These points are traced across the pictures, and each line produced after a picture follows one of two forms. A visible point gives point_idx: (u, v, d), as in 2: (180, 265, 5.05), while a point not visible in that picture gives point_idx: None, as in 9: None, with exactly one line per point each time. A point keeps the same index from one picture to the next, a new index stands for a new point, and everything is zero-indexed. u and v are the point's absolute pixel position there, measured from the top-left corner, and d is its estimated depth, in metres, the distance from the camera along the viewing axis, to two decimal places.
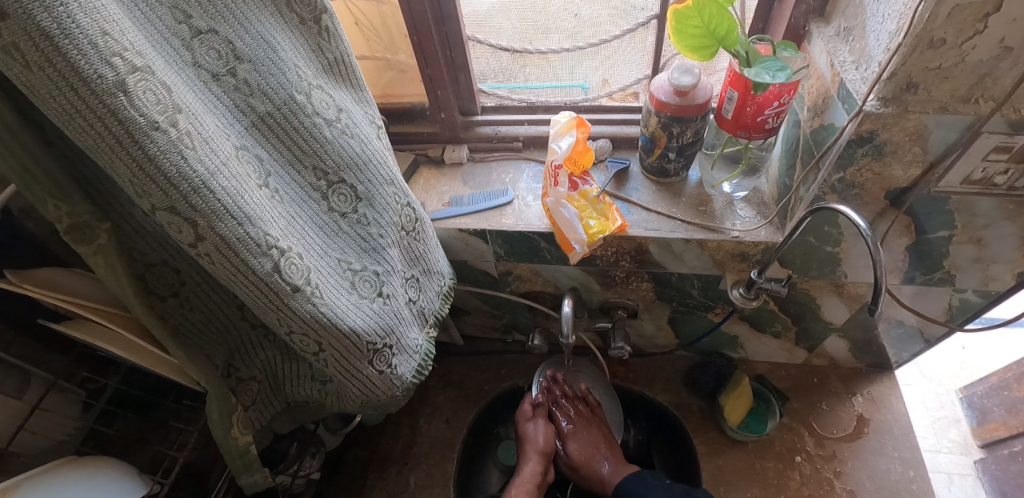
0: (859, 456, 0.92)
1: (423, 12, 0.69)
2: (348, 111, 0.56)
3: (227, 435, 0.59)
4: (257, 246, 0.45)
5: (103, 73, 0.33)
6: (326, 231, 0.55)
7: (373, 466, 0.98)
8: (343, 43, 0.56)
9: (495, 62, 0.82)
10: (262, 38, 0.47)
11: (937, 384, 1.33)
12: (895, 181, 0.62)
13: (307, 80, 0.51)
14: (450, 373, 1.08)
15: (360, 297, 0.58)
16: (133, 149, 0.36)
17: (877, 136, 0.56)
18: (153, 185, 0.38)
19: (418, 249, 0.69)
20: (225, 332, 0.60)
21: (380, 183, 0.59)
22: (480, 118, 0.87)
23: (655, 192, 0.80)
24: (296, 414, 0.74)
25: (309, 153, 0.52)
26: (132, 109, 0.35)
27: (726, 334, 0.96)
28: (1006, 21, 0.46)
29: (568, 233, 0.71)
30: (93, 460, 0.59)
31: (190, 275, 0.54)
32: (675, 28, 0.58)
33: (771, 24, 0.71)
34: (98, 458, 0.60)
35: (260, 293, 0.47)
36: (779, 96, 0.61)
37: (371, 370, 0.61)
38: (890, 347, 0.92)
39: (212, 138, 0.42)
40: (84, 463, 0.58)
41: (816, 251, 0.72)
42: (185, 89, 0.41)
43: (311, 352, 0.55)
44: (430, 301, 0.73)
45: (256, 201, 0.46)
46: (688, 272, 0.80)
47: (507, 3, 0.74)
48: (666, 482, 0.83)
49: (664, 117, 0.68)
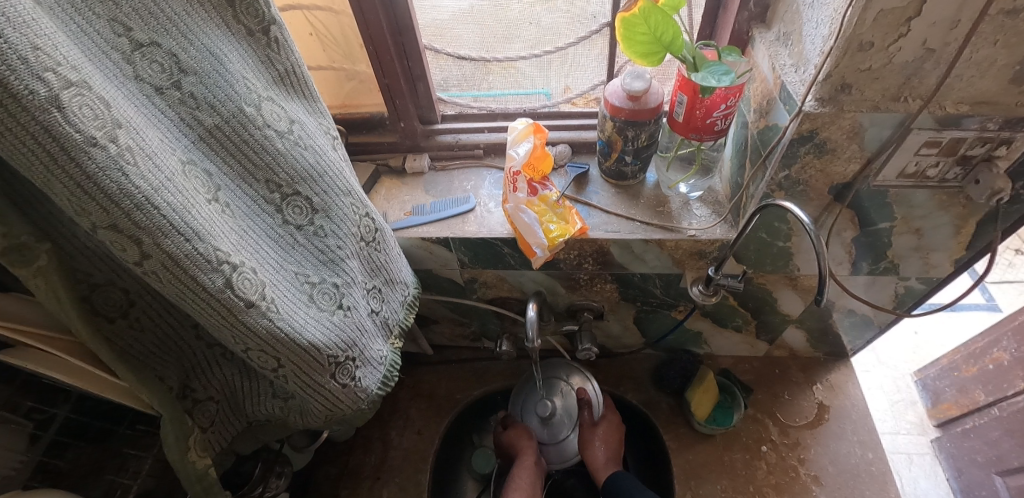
0: (821, 442, 0.95)
1: (379, 23, 0.69)
2: (301, 122, 0.55)
3: (184, 460, 0.57)
4: (207, 262, 0.44)
5: (35, 89, 0.32)
6: (282, 245, 0.54)
7: (344, 482, 0.96)
8: (295, 54, 0.55)
9: (454, 70, 0.82)
10: (208, 51, 0.46)
11: (893, 369, 1.40)
12: (837, 177, 0.65)
13: (257, 92, 0.51)
14: (421, 383, 1.07)
15: (319, 310, 0.57)
16: (69, 167, 0.35)
17: (818, 135, 0.59)
18: (93, 203, 0.37)
19: (379, 259, 0.68)
20: (179, 352, 0.58)
21: (337, 194, 0.59)
22: (441, 126, 0.87)
23: (614, 195, 0.82)
24: (257, 433, 0.71)
25: (261, 166, 0.51)
26: (67, 126, 0.34)
27: (690, 330, 0.98)
28: (926, 24, 0.49)
29: (529, 237, 0.72)
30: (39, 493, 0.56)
31: (139, 295, 0.52)
32: (624, 35, 0.60)
33: (717, 30, 0.73)
34: (45, 491, 0.57)
35: (211, 311, 0.46)
36: (726, 98, 0.63)
37: (334, 384, 0.60)
38: (845, 335, 0.96)
39: (156, 153, 0.41)
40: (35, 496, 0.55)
41: (769, 246, 0.75)
42: (125, 104, 0.40)
43: (269, 368, 0.54)
44: (394, 311, 0.73)
45: (205, 216, 0.45)
46: (649, 272, 0.82)
47: (467, 11, 0.75)
48: None
49: (619, 121, 0.70)
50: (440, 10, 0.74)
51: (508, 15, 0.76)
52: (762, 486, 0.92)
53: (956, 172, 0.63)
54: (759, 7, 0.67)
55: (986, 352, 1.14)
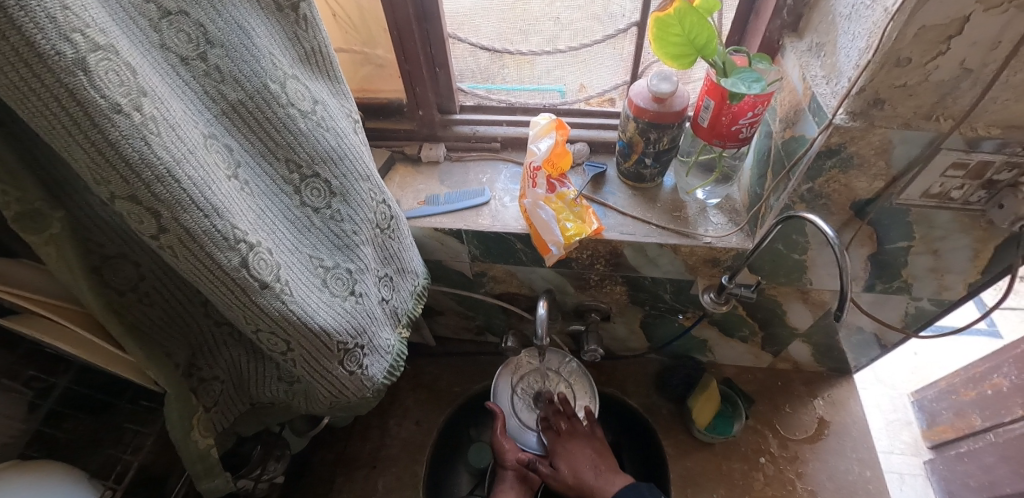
0: (820, 457, 0.95)
1: (405, 8, 0.67)
2: (324, 103, 0.54)
3: (187, 439, 0.56)
4: (224, 239, 0.43)
5: (61, 49, 0.31)
6: (298, 227, 0.53)
7: (340, 469, 0.95)
8: (321, 33, 0.54)
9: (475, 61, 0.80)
10: (236, 24, 0.45)
11: (891, 387, 1.41)
12: (861, 193, 0.64)
13: (283, 69, 0.49)
14: (422, 374, 1.06)
15: (331, 295, 0.56)
16: (92, 132, 0.34)
17: (845, 149, 0.58)
18: (113, 171, 0.36)
19: (393, 248, 0.67)
20: (186, 329, 0.57)
21: (356, 179, 0.58)
22: (459, 117, 0.86)
23: (631, 197, 0.80)
24: (259, 416, 0.70)
25: (282, 145, 0.50)
26: (92, 90, 0.33)
27: (696, 338, 0.97)
28: (967, 44, 0.48)
29: (545, 234, 0.71)
30: (39, 464, 0.55)
31: (150, 269, 0.51)
32: (656, 35, 0.59)
33: (747, 35, 0.72)
34: (46, 463, 0.55)
35: (225, 289, 0.45)
36: (754, 106, 0.62)
37: (341, 371, 0.59)
38: (850, 352, 0.97)
39: (179, 125, 0.40)
40: (35, 468, 0.54)
41: (784, 258, 0.74)
42: (151, 72, 0.39)
43: (278, 352, 0.53)
44: (404, 301, 0.72)
45: (224, 192, 0.44)
46: (661, 276, 0.81)
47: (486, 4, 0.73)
48: None
49: (642, 122, 0.69)
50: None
51: (527, 9, 0.73)
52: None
53: (980, 196, 0.62)
54: (793, 16, 0.66)
55: (987, 377, 1.15)
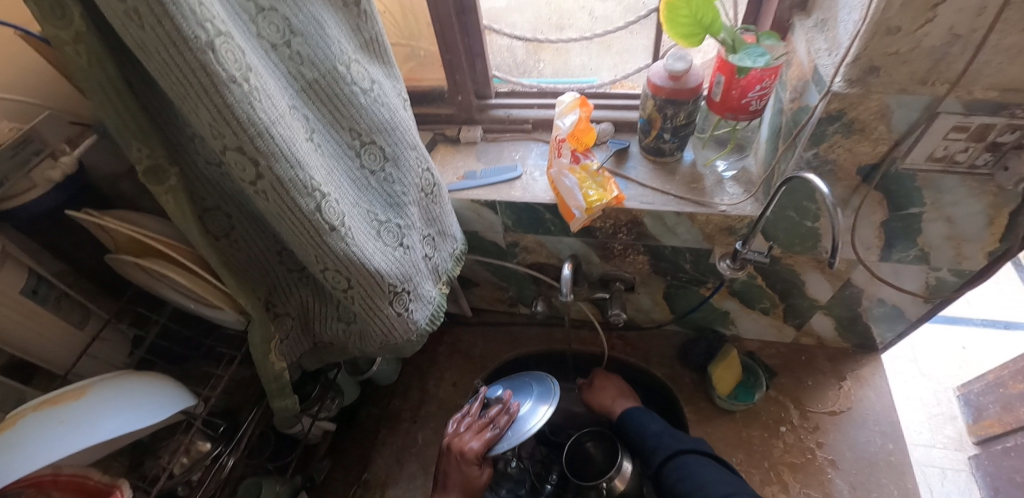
0: (841, 429, 0.98)
1: (446, 4, 0.77)
2: (380, 83, 0.65)
3: (266, 360, 0.66)
4: (303, 187, 0.53)
5: (198, 34, 0.42)
6: (359, 186, 0.64)
7: (384, 423, 1.06)
8: (377, 26, 0.65)
9: (515, 52, 0.92)
10: (313, 17, 0.56)
11: (936, 383, 1.42)
12: (865, 157, 0.68)
13: (348, 54, 0.60)
14: (458, 341, 1.15)
15: (384, 244, 0.66)
16: (215, 97, 0.45)
17: (846, 114, 0.63)
18: (227, 128, 0.47)
19: (435, 211, 0.77)
20: (266, 273, 0.68)
21: (405, 148, 0.68)
22: (494, 101, 0.95)
23: (651, 171, 0.87)
24: (321, 354, 0.81)
25: (347, 117, 0.61)
26: (217, 64, 0.44)
27: (718, 309, 1.02)
28: (953, 11, 0.52)
29: (569, 200, 0.78)
30: (155, 375, 0.63)
31: (240, 220, 0.62)
32: (667, 17, 0.65)
33: (761, 17, 0.78)
34: (158, 373, 0.65)
35: (303, 230, 0.56)
36: (761, 79, 0.68)
37: (392, 311, 0.68)
38: (875, 326, 0.99)
39: (272, 95, 0.51)
40: (144, 373, 0.63)
41: (797, 225, 0.79)
42: (253, 54, 0.50)
43: (341, 290, 0.63)
44: (445, 260, 0.81)
45: (303, 150, 0.54)
46: (680, 245, 0.87)
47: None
48: (663, 433, 0.88)
49: (660, 99, 0.76)
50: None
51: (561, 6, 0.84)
52: (778, 463, 0.95)
53: (986, 158, 0.65)
54: None
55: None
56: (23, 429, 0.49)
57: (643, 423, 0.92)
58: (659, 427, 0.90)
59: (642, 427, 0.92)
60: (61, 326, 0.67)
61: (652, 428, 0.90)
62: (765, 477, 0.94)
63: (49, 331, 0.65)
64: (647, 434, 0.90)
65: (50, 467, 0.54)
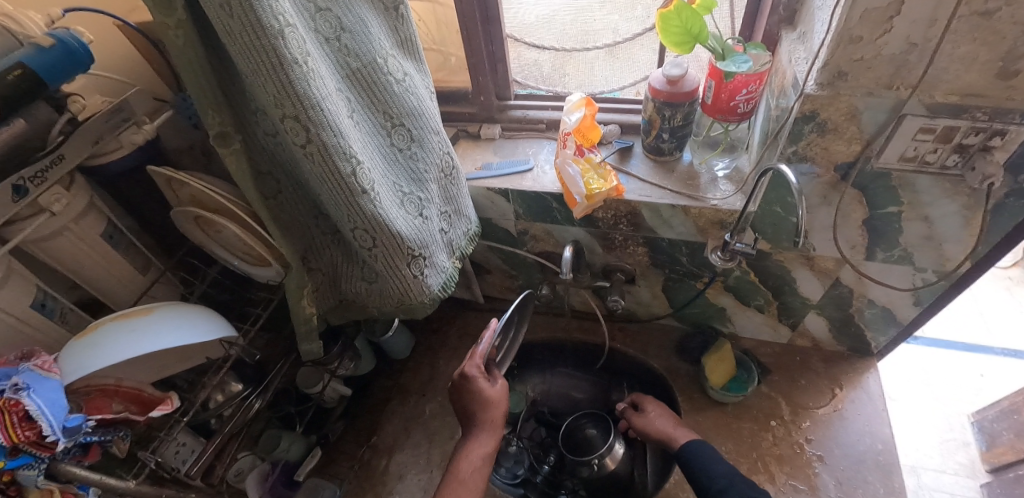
0: (831, 427, 1.01)
1: (473, 14, 0.89)
2: (411, 75, 0.76)
3: (299, 306, 0.76)
4: (343, 153, 0.64)
5: (272, 22, 0.53)
6: (387, 161, 0.74)
7: (396, 395, 1.15)
8: (412, 28, 0.76)
9: (543, 66, 1.05)
10: (360, 17, 0.67)
11: (950, 408, 1.41)
12: (840, 155, 0.75)
13: (386, 49, 0.71)
14: (469, 326, 1.24)
15: (407, 213, 0.76)
16: (280, 73, 0.56)
17: (819, 115, 0.70)
18: (286, 99, 0.58)
19: (453, 191, 0.87)
20: (304, 234, 0.79)
21: (429, 132, 0.79)
22: (513, 102, 1.05)
23: (651, 168, 0.95)
24: (346, 311, 0.92)
25: (381, 101, 0.72)
26: (284, 47, 0.55)
27: (714, 305, 1.08)
28: (907, 22, 0.59)
29: (572, 187, 0.87)
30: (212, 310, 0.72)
31: (286, 185, 0.73)
32: (661, 27, 0.75)
33: (755, 30, 0.86)
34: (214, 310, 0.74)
35: (340, 191, 0.66)
36: (747, 84, 0.77)
37: (409, 273, 0.78)
38: (868, 329, 1.03)
39: (323, 77, 0.62)
40: (205, 306, 0.72)
41: (783, 221, 0.85)
42: (310, 42, 0.61)
43: (367, 248, 0.73)
44: (459, 237, 0.91)
45: (344, 124, 0.65)
46: (676, 238, 0.94)
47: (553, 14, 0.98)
48: (732, 474, 0.82)
49: (658, 101, 0.85)
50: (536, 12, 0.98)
51: (584, 20, 0.98)
52: (766, 455, 0.99)
53: (955, 160, 0.70)
54: (789, 11, 0.80)
55: None
56: (100, 335, 0.62)
57: (709, 461, 0.86)
58: (726, 467, 0.84)
59: (704, 465, 0.85)
60: (121, 265, 0.81)
61: (717, 469, 0.84)
62: (752, 466, 0.97)
63: (113, 268, 0.80)
64: (711, 474, 0.83)
65: (114, 378, 0.66)
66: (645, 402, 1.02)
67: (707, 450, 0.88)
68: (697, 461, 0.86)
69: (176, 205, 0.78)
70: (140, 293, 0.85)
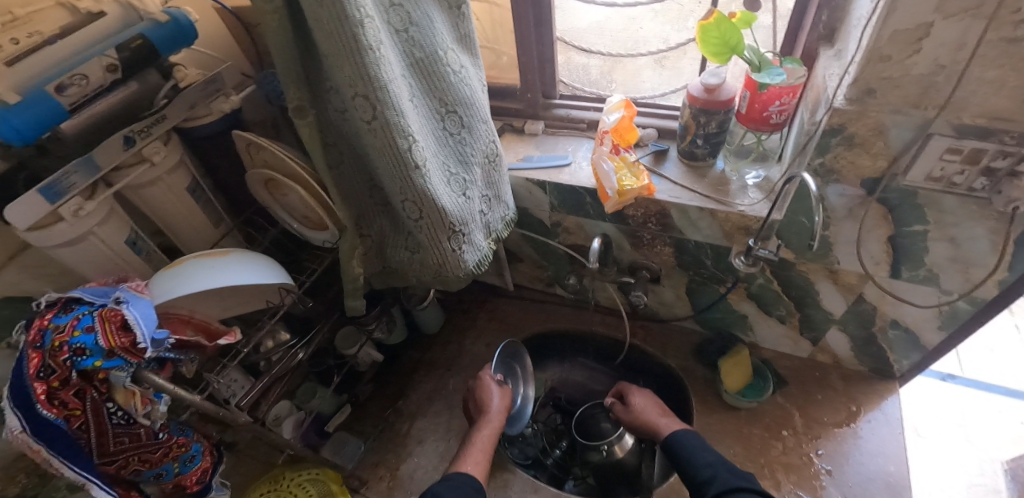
0: (843, 443, 1.02)
1: (527, 16, 0.96)
2: (466, 68, 0.84)
3: (349, 266, 0.85)
4: (402, 131, 0.72)
5: (354, 12, 0.62)
6: (439, 143, 0.82)
7: (423, 367, 1.23)
8: (471, 26, 0.85)
9: (592, 71, 1.11)
10: (426, 13, 0.76)
11: (983, 452, 1.37)
12: (867, 170, 0.78)
13: (446, 43, 0.80)
14: (497, 310, 1.31)
15: (452, 191, 0.83)
16: (356, 57, 0.65)
17: (846, 129, 0.74)
18: (359, 79, 0.67)
19: (495, 178, 0.94)
20: (359, 204, 0.88)
21: (478, 121, 0.86)
22: (557, 101, 1.12)
23: (683, 172, 0.99)
24: (389, 278, 1.01)
25: (438, 89, 0.80)
26: (362, 34, 0.64)
27: (735, 312, 1.10)
28: (936, 45, 0.62)
29: (604, 182, 0.92)
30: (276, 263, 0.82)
31: (348, 157, 0.83)
32: (702, 37, 0.81)
33: (795, 46, 0.90)
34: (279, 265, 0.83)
35: (396, 164, 0.75)
36: (780, 96, 0.81)
37: (450, 246, 0.86)
38: (891, 350, 1.03)
39: (391, 62, 0.71)
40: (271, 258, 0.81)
41: (808, 231, 0.88)
42: (383, 32, 0.70)
43: (415, 219, 0.82)
44: (497, 221, 0.98)
45: (405, 105, 0.73)
46: (702, 240, 0.98)
47: (603, 23, 1.03)
48: (718, 462, 0.85)
49: (694, 108, 0.90)
50: (587, 19, 1.02)
51: (635, 29, 1.02)
52: (774, 462, 1.00)
53: (983, 183, 0.72)
54: (828, 30, 0.84)
55: None
56: (184, 267, 0.73)
57: (693, 449, 0.90)
58: (712, 455, 0.87)
59: (691, 453, 0.89)
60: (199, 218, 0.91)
61: (704, 456, 0.87)
62: (759, 471, 0.99)
63: (193, 218, 0.90)
64: (699, 461, 0.87)
65: (187, 309, 0.77)
66: (634, 392, 1.07)
67: (693, 439, 0.92)
68: (685, 449, 0.90)
69: (251, 168, 0.89)
70: (211, 243, 0.95)
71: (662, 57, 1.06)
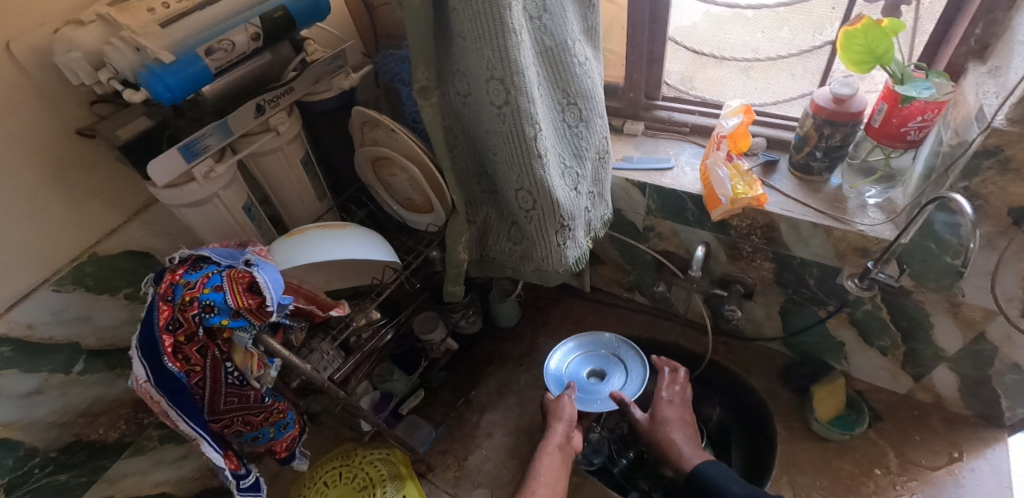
0: (943, 490, 0.94)
1: (644, 13, 0.94)
2: (588, 59, 0.82)
3: (456, 250, 0.86)
4: (531, 120, 0.71)
5: None
6: (557, 134, 0.81)
7: (494, 360, 1.22)
8: (597, 17, 0.83)
9: (673, 75, 1.08)
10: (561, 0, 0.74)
11: None
12: (1018, 198, 0.72)
13: (575, 32, 0.78)
14: (571, 311, 1.29)
15: (565, 184, 0.82)
16: (500, 41, 0.63)
17: (1002, 151, 0.68)
18: (499, 64, 0.65)
19: (601, 174, 0.92)
20: (466, 190, 0.87)
21: (594, 114, 0.84)
22: (660, 103, 1.10)
23: (795, 185, 0.95)
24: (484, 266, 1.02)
25: (562, 79, 0.78)
26: (511, 18, 0.62)
27: (833, 337, 1.06)
28: None
29: (719, 189, 0.88)
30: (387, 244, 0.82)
31: (462, 142, 0.82)
32: (843, 44, 0.76)
33: (936, 59, 0.85)
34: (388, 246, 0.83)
35: (520, 152, 0.73)
36: (924, 111, 0.76)
37: (556, 239, 0.84)
38: (1005, 397, 0.94)
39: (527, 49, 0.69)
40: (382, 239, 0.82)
41: (936, 258, 0.82)
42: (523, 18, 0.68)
43: (527, 209, 0.81)
44: (597, 219, 0.96)
45: (535, 93, 0.72)
46: (809, 258, 0.93)
47: (697, 26, 0.99)
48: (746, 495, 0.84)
49: (819, 118, 0.85)
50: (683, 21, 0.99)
51: (725, 36, 0.99)
52: None
53: None
54: (979, 44, 0.78)
55: None
56: (306, 235, 0.75)
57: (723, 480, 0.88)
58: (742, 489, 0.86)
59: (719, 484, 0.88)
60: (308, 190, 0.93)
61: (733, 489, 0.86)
62: None
63: (301, 190, 0.92)
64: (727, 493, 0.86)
65: (297, 279, 0.78)
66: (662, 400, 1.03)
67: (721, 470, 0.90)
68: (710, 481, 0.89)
69: (361, 145, 0.89)
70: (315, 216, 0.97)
71: (748, 66, 1.03)
